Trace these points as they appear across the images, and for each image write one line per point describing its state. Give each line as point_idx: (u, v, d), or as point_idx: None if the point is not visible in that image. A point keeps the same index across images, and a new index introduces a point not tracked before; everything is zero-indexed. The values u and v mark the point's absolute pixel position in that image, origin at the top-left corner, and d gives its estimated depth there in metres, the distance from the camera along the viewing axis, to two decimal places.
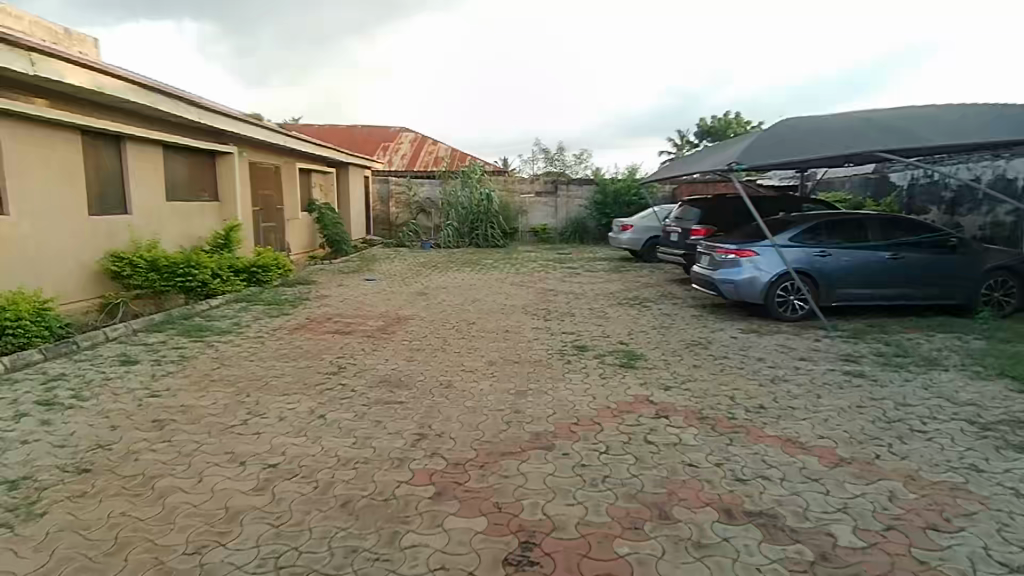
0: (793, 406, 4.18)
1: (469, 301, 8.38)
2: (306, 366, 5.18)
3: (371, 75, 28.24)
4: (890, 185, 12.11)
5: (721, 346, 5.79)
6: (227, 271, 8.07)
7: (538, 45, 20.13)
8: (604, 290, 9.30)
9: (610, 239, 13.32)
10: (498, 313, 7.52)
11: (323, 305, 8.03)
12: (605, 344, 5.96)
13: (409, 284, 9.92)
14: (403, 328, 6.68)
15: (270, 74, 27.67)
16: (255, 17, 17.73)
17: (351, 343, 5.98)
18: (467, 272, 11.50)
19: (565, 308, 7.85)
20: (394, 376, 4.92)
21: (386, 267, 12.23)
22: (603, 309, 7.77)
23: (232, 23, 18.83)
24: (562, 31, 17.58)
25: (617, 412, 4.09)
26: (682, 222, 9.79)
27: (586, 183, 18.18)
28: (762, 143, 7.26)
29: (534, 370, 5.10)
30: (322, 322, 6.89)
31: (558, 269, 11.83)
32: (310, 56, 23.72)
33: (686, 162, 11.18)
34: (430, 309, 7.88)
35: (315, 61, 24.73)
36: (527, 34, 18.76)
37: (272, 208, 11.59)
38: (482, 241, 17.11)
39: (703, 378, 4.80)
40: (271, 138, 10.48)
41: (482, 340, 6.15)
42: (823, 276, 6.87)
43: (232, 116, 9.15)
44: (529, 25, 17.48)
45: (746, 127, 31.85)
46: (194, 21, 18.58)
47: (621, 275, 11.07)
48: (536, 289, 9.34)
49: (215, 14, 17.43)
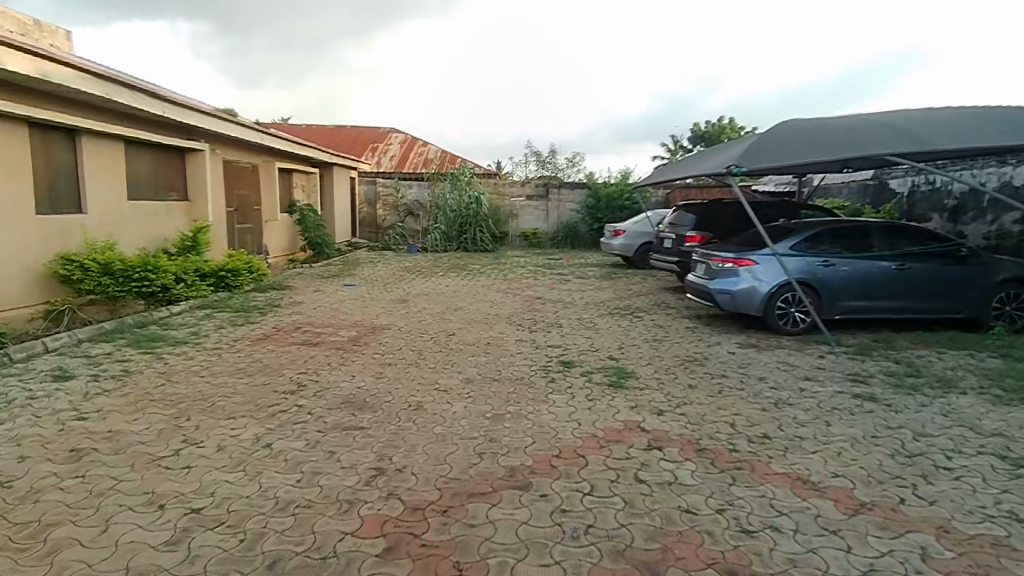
0: (800, 436, 3.73)
1: (451, 310, 7.90)
2: (261, 383, 4.68)
3: (361, 78, 27.73)
4: (890, 192, 11.74)
5: (717, 364, 5.35)
6: (192, 276, 7.65)
7: (531, 48, 19.70)
8: (594, 299, 8.85)
9: (602, 245, 12.89)
10: (480, 323, 7.05)
11: (294, 312, 7.52)
12: (593, 360, 5.50)
13: (389, 290, 9.42)
14: (377, 339, 6.20)
15: (257, 75, 27.10)
16: (240, 16, 17.28)
17: (317, 356, 5.48)
18: (452, 278, 11.02)
19: (552, 318, 7.39)
20: (359, 395, 4.43)
21: (368, 272, 11.74)
22: (592, 320, 7.33)
23: (218, 23, 18.41)
24: (555, 34, 17.16)
25: (604, 442, 3.62)
26: (676, 228, 9.37)
27: (578, 187, 17.75)
28: (761, 147, 6.86)
29: (514, 390, 4.63)
30: (290, 332, 6.39)
31: (547, 275, 11.37)
32: (298, 57, 23.18)
33: (680, 166, 10.77)
34: (409, 317, 7.40)
35: (303, 63, 24.22)
36: (520, 38, 18.30)
37: (248, 208, 11.07)
38: (470, 245, 16.61)
39: (699, 401, 4.34)
40: (247, 135, 9.97)
41: (460, 354, 5.68)
42: (826, 287, 6.44)
43: (202, 111, 8.64)
44: (521, 29, 17.04)
45: (740, 133, 31.54)
46: (176, 20, 18.05)
47: (612, 282, 10.64)
48: (522, 297, 8.88)
49: (198, 13, 16.93)
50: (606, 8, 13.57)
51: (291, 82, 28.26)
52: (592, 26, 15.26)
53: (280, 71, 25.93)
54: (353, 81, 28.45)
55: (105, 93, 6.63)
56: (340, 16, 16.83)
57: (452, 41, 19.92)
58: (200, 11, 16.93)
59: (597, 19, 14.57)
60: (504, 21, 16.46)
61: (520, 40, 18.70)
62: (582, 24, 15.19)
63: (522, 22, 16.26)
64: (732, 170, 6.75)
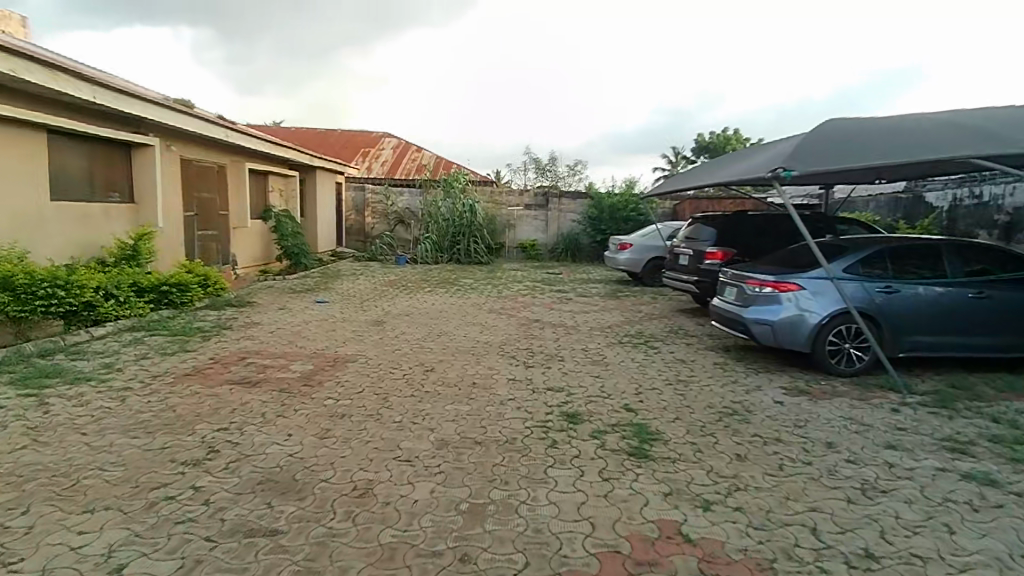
0: (921, 559, 2.52)
1: (435, 336, 6.68)
2: (159, 447, 3.46)
3: (357, 87, 26.76)
4: (926, 206, 10.57)
5: (765, 421, 4.15)
6: (127, 291, 6.53)
7: (533, 56, 18.64)
8: (600, 323, 7.62)
9: (607, 259, 11.74)
10: (466, 356, 5.83)
11: (245, 337, 6.31)
12: (605, 411, 4.28)
13: (366, 309, 8.21)
14: (335, 377, 4.96)
15: (251, 82, 26.11)
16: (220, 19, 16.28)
17: (250, 402, 4.26)
18: (439, 294, 9.82)
19: (552, 349, 6.17)
20: (287, 470, 3.20)
21: (346, 286, 10.50)
22: (599, 352, 6.11)
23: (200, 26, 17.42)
24: (558, 46, 16.17)
25: (632, 566, 2.41)
26: (694, 243, 8.20)
27: (580, 197, 16.62)
28: (810, 149, 5.67)
29: (502, 462, 3.41)
30: (229, 366, 5.15)
31: (546, 293, 10.17)
32: (291, 65, 22.20)
33: (696, 173, 9.60)
34: (381, 346, 6.17)
35: (298, 70, 23.23)
36: (523, 47, 17.18)
37: (212, 213, 9.87)
38: (464, 257, 15.39)
39: (756, 487, 3.13)
40: (208, 131, 8.79)
41: (436, 401, 4.44)
42: (889, 319, 5.25)
43: (150, 100, 7.46)
44: (524, 39, 16.00)
45: (745, 144, 30.46)
46: (161, 23, 17.07)
47: (620, 302, 9.44)
48: (518, 320, 7.66)
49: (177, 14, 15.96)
50: (615, 19, 12.48)
51: (283, 88, 27.29)
52: (597, 38, 14.27)
53: (274, 78, 24.94)
54: (350, 90, 27.47)
55: (10, 70, 5.42)
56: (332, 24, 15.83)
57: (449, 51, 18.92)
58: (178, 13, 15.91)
59: (606, 31, 13.48)
60: (505, 29, 15.42)
61: (522, 53, 17.75)
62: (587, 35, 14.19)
63: (523, 31, 15.24)
64: (779, 174, 5.53)
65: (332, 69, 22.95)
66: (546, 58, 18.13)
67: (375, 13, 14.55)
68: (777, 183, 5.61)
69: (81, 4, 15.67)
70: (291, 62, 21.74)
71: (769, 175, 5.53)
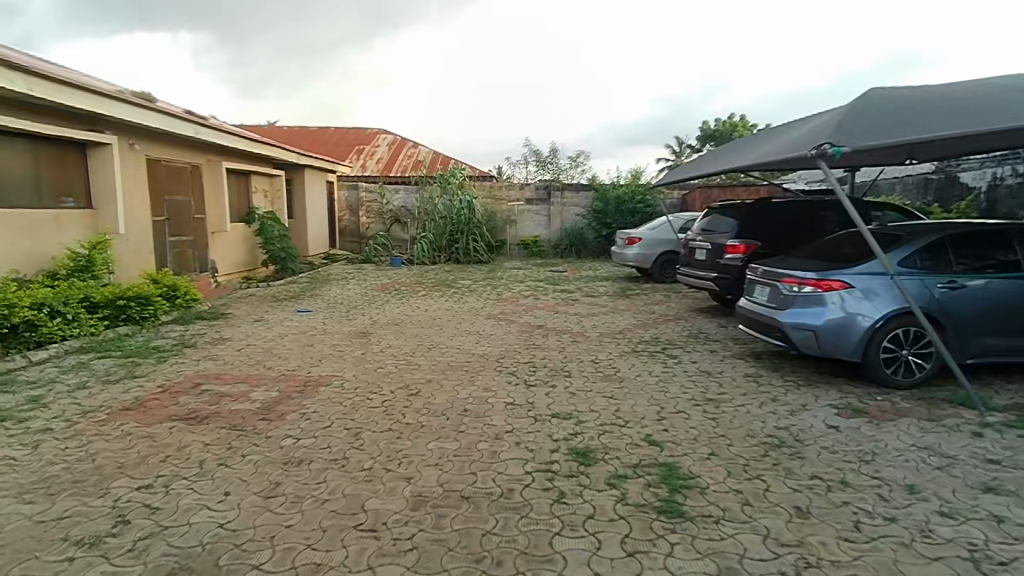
0: None
1: (424, 349, 5.90)
2: (55, 518, 2.71)
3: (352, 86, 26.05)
4: (961, 186, 9.71)
5: (822, 456, 3.35)
6: (76, 308, 5.82)
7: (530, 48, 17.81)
8: (610, 328, 6.83)
9: (614, 254, 10.95)
10: (458, 373, 5.04)
11: (209, 355, 5.56)
12: (624, 447, 3.49)
13: (351, 317, 7.45)
14: (302, 407, 4.19)
15: (242, 84, 25.42)
16: (200, 22, 15.59)
17: (189, 446, 3.50)
18: (435, 298, 9.05)
19: (558, 362, 5.37)
20: (210, 552, 2.43)
21: (334, 291, 9.73)
22: (612, 364, 5.30)
23: (181, 30, 16.72)
24: (549, 40, 15.55)
25: None
26: (712, 236, 7.41)
27: (584, 189, 15.81)
28: (858, 121, 4.77)
29: (496, 529, 2.62)
30: (178, 396, 4.38)
31: (551, 293, 9.38)
32: (280, 66, 21.50)
33: (710, 158, 8.78)
34: (361, 363, 5.39)
35: (288, 72, 22.53)
36: (521, 40, 16.36)
37: (187, 217, 9.13)
38: (462, 256, 14.59)
39: (832, 563, 2.35)
40: (175, 128, 8.02)
41: (418, 436, 3.66)
42: (955, 320, 4.45)
43: (102, 93, 6.69)
44: (515, 32, 15.38)
45: (753, 130, 29.53)
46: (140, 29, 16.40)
47: (631, 302, 8.65)
48: (519, 327, 6.87)
49: (155, 19, 15.28)
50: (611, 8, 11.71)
51: (276, 91, 26.64)
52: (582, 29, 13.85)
53: (267, 79, 24.28)
54: (344, 90, 26.77)
55: None
56: (316, 24, 15.17)
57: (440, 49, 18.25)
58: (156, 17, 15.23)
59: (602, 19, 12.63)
60: (492, 23, 14.79)
61: (516, 46, 17.06)
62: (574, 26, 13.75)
63: (509, 26, 14.74)
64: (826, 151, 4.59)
65: (323, 70, 22.26)
66: (542, 52, 17.39)
67: (359, 9, 13.85)
68: (822, 162, 4.70)
69: (56, 11, 15.04)
70: (280, 63, 21.03)
71: (813, 153, 4.61)
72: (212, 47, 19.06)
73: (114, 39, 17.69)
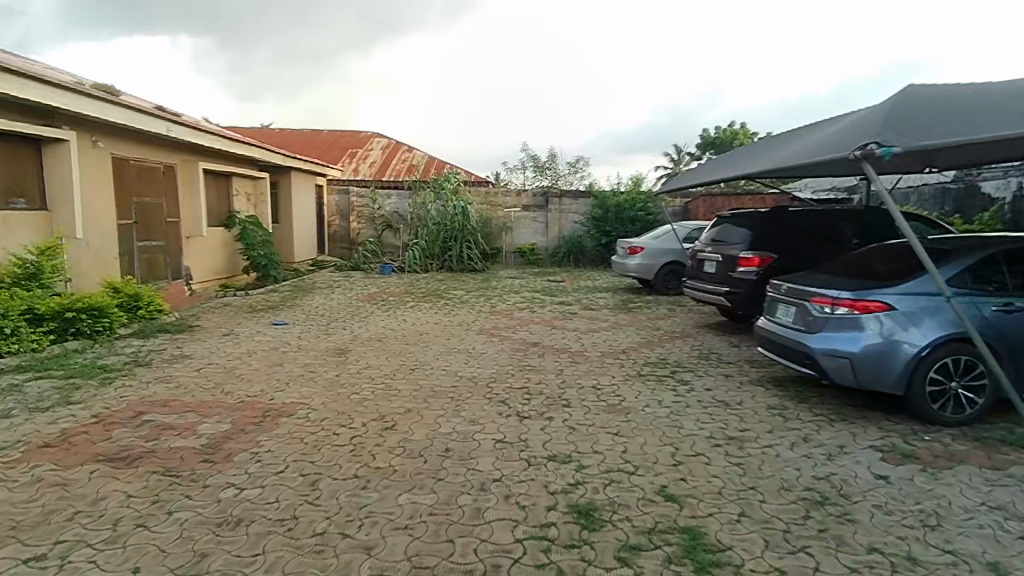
0: None
1: (405, 370, 5.28)
2: None
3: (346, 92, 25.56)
4: (982, 196, 9.17)
5: (878, 521, 2.74)
6: (15, 321, 5.21)
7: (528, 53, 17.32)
8: (613, 347, 6.22)
9: (615, 264, 10.37)
10: (442, 402, 4.42)
11: (163, 377, 4.93)
12: (635, 505, 2.87)
13: (331, 332, 6.82)
14: (254, 445, 3.56)
15: (236, 89, 24.92)
16: (186, 26, 15.07)
17: (107, 499, 2.88)
18: (423, 310, 8.43)
19: (555, 388, 4.76)
20: None
21: (317, 301, 9.10)
22: (616, 391, 4.69)
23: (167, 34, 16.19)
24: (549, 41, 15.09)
25: None
26: (723, 246, 6.83)
27: (583, 196, 15.27)
28: (906, 119, 4.10)
29: None
30: (112, 430, 3.75)
31: (548, 306, 8.77)
32: (273, 70, 20.95)
33: (718, 165, 8.21)
34: (333, 387, 4.77)
35: (281, 77, 21.99)
36: (519, 43, 15.85)
37: (158, 220, 8.51)
38: (456, 263, 13.92)
39: None
40: (144, 125, 7.42)
41: (386, 486, 3.04)
42: (1012, 349, 3.88)
43: (59, 86, 6.08)
44: (511, 34, 14.97)
45: (753, 138, 29.10)
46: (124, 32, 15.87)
47: (634, 317, 8.05)
48: (513, 345, 6.26)
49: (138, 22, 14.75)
50: None
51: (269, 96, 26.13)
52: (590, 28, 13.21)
53: (259, 84, 23.77)
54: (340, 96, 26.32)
55: None
56: (309, 27, 14.65)
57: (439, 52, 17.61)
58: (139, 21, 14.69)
59: None
60: (487, 23, 14.41)
61: (514, 49, 16.54)
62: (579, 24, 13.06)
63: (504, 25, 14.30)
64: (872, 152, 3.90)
65: (317, 75, 21.73)
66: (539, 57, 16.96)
67: (351, 11, 13.32)
68: (868, 165, 4.00)
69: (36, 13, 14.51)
70: (271, 67, 20.49)
71: (857, 154, 3.95)
72: (201, 51, 18.54)
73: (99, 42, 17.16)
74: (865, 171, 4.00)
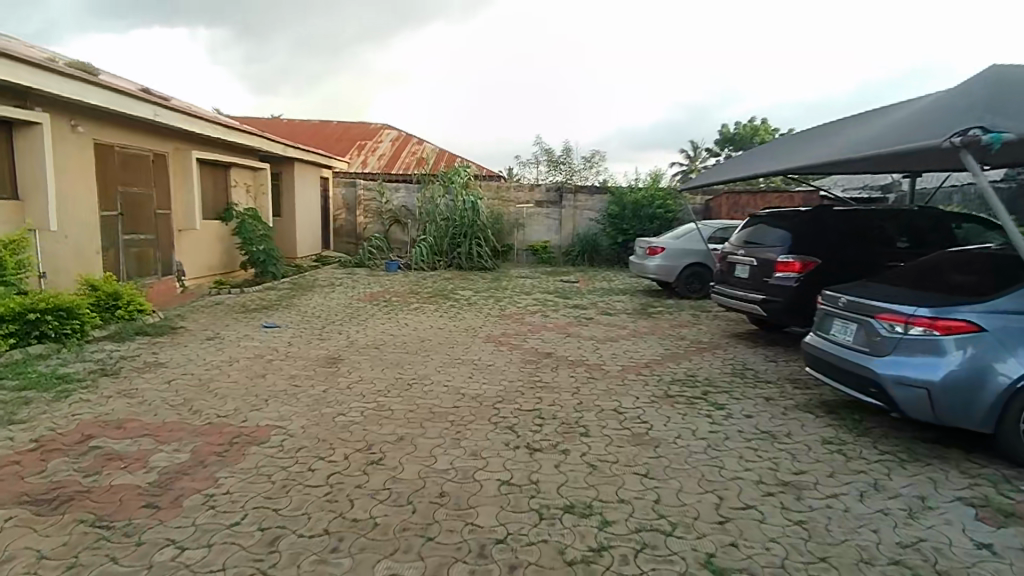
0: None
1: (401, 386, 4.66)
2: None
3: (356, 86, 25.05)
4: None
5: None
6: None
7: None
8: (634, 360, 5.58)
9: (633, 264, 9.70)
10: (440, 427, 3.81)
11: (127, 390, 4.36)
12: None
13: (324, 337, 6.23)
14: (210, 485, 2.97)
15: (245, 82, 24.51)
16: (188, 16, 14.57)
17: (11, 562, 2.30)
18: (427, 312, 7.83)
19: (571, 412, 4.14)
20: None
21: (315, 301, 8.52)
22: (641, 417, 4.06)
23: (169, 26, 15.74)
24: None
25: None
26: (757, 249, 6.15)
27: (599, 192, 14.59)
28: (1010, 99, 3.43)
29: None
30: (48, 461, 3.18)
31: (562, 310, 8.13)
32: (281, 62, 20.47)
33: (746, 160, 7.57)
34: (317, 405, 4.17)
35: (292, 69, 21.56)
36: (532, 36, 15.24)
37: (146, 213, 7.98)
38: (465, 261, 13.30)
39: None
40: (128, 110, 6.86)
41: (361, 549, 2.44)
42: None
43: (30, 64, 5.52)
44: (521, 28, 14.61)
45: (774, 135, 28.20)
46: (126, 22, 15.41)
47: (656, 324, 7.38)
48: (523, 356, 5.64)
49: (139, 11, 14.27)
50: None
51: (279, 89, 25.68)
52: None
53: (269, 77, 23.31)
54: (350, 90, 25.82)
55: None
56: (316, 19, 14.16)
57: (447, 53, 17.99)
58: (140, 11, 14.22)
59: None
60: (495, 18, 14.25)
61: (527, 43, 15.95)
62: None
63: (509, 20, 14.35)
64: (974, 136, 3.20)
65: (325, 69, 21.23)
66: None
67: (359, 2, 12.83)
68: (967, 155, 3.30)
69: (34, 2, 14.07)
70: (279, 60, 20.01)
71: (952, 141, 3.24)
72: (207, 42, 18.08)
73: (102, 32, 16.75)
74: (963, 162, 3.32)
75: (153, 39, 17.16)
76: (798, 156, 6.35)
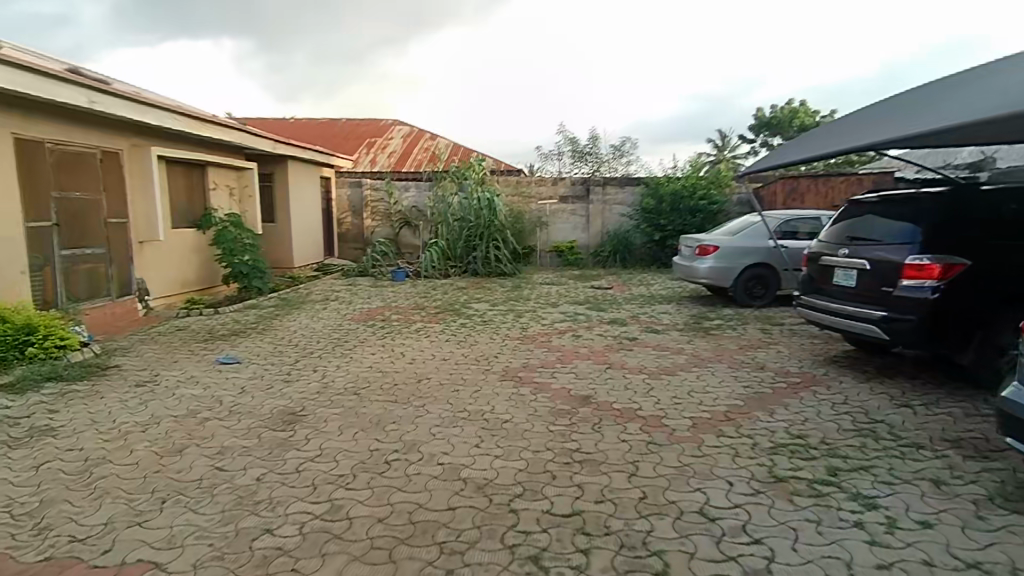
0: None
1: (375, 466, 3.15)
2: None
3: (367, 92, 23.94)
4: None
5: None
6: None
7: (557, 48, 15.38)
8: (708, 408, 3.99)
9: (679, 266, 8.09)
10: (421, 563, 2.29)
11: None
12: None
13: (292, 378, 4.77)
14: None
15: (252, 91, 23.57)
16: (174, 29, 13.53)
17: None
18: (431, 335, 6.32)
19: (633, 521, 2.58)
20: None
21: (300, 323, 7.08)
22: (752, 531, 2.49)
23: (157, 40, 14.72)
24: (564, 39, 14.33)
25: None
26: (866, 247, 4.51)
27: (632, 184, 13.00)
28: None
29: None
30: None
31: (597, 328, 6.56)
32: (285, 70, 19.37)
33: (803, 142, 6.09)
34: (236, 512, 2.70)
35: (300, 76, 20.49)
36: (545, 34, 13.89)
37: (93, 221, 6.63)
38: (482, 266, 11.80)
39: None
40: (55, 94, 5.53)
41: None
42: None
43: None
44: (535, 25, 13.24)
45: (815, 117, 26.03)
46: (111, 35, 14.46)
47: (720, 345, 5.77)
48: (550, 404, 4.10)
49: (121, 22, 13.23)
50: None
51: (289, 97, 24.68)
52: (593, 26, 12.73)
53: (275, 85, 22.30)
54: (361, 96, 24.71)
55: None
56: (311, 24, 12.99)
57: (447, 53, 16.54)
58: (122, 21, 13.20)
59: None
60: (493, 18, 12.94)
61: (542, 40, 14.54)
62: (578, 25, 12.72)
63: (512, 18, 12.96)
64: None
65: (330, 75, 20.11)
66: (571, 47, 15.09)
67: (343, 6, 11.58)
68: None
69: None
70: (280, 67, 18.92)
71: None
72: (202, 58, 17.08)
73: (92, 48, 15.84)
74: None
75: (151, 54, 16.19)
76: (860, 131, 5.05)
